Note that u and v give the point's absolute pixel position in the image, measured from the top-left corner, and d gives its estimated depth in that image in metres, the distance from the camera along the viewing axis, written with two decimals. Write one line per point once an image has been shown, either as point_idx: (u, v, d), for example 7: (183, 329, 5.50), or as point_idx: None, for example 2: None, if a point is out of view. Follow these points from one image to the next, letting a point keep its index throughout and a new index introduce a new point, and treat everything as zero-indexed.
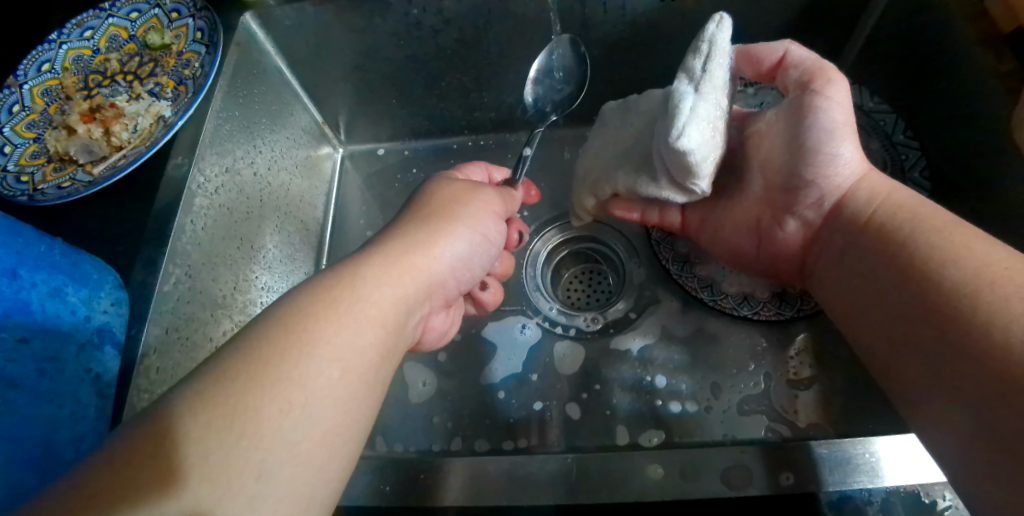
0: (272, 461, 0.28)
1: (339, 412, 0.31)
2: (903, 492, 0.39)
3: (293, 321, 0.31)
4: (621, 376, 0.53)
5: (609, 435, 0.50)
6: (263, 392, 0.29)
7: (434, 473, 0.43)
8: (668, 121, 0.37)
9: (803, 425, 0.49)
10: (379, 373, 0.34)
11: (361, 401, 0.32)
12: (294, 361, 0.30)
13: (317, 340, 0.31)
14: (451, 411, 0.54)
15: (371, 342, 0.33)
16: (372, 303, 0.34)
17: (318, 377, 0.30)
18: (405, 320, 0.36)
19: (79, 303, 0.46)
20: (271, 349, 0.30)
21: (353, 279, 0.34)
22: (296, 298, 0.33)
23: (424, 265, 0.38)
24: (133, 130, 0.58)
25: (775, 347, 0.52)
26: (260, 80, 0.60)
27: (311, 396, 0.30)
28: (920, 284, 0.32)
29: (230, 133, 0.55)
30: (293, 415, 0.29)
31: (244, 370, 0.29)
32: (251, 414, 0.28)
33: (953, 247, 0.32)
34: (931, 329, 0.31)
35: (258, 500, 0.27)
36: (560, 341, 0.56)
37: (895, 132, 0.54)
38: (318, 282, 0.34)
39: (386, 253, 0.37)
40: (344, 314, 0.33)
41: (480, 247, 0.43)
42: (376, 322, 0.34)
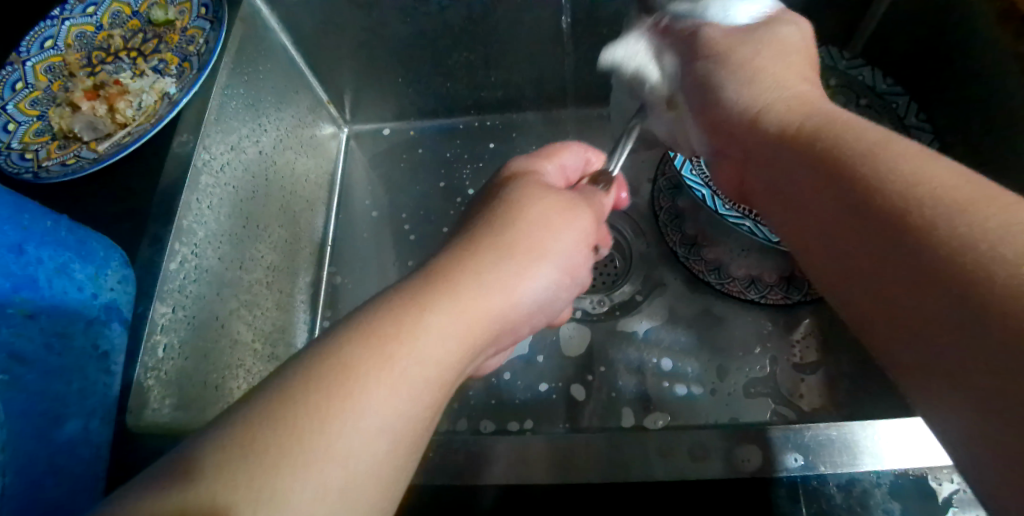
0: None
1: (379, 492, 0.26)
2: (912, 476, 0.39)
3: (341, 376, 0.26)
4: (628, 358, 0.53)
5: (615, 417, 0.50)
6: (301, 478, 0.23)
7: (438, 450, 0.43)
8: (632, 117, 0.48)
9: (808, 409, 0.49)
10: (426, 436, 0.28)
11: (405, 470, 0.27)
12: (340, 435, 0.25)
13: (367, 405, 0.26)
14: (458, 392, 0.54)
15: (423, 406, 0.28)
16: (432, 362, 0.28)
17: (365, 454, 0.25)
18: (464, 371, 0.31)
19: (85, 281, 0.46)
20: (314, 418, 0.25)
21: (415, 321, 0.29)
22: (346, 347, 0.27)
23: (495, 312, 0.32)
24: (138, 107, 0.57)
25: (781, 330, 0.52)
26: (265, 57, 0.59)
27: (353, 479, 0.25)
28: (867, 200, 0.26)
29: (235, 111, 0.55)
30: (322, 510, 0.23)
31: (279, 444, 0.24)
32: (283, 494, 0.23)
33: (906, 157, 0.26)
34: (886, 257, 0.24)
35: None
36: (567, 323, 0.56)
37: (908, 115, 0.52)
38: (371, 322, 0.28)
39: (455, 292, 0.30)
40: (398, 374, 0.27)
41: (567, 286, 0.37)
42: (435, 381, 0.28)
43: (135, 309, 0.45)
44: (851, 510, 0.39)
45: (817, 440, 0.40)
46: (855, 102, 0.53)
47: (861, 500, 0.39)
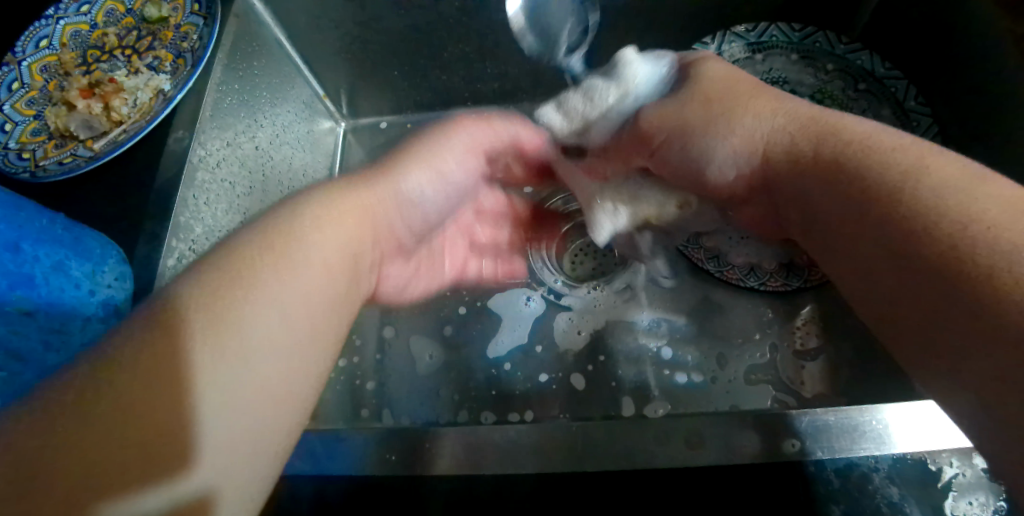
0: (209, 411, 0.28)
1: (285, 354, 0.31)
2: (910, 460, 0.38)
3: (235, 261, 0.32)
4: (628, 349, 0.53)
5: (615, 406, 0.51)
6: (201, 338, 0.29)
7: (437, 441, 0.43)
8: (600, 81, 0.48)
9: (810, 395, 0.49)
10: (322, 322, 0.34)
11: (311, 343, 0.33)
12: (238, 317, 0.30)
13: (262, 281, 0.32)
14: (458, 384, 0.54)
15: (318, 285, 0.34)
16: (317, 247, 0.34)
17: (262, 333, 0.30)
18: (352, 270, 0.37)
19: (83, 277, 0.46)
20: (213, 306, 0.30)
21: (300, 217, 0.35)
22: (244, 242, 0.33)
23: (367, 211, 0.39)
24: (133, 104, 0.57)
25: (782, 317, 0.52)
26: (259, 52, 0.59)
27: (255, 355, 0.30)
28: (896, 225, 0.29)
29: (230, 107, 0.55)
30: (231, 358, 0.29)
31: (187, 329, 0.29)
32: (184, 358, 0.28)
33: (944, 179, 0.29)
34: (915, 279, 0.28)
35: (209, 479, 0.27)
36: (562, 313, 0.56)
37: (907, 98, 0.51)
38: (262, 224, 0.35)
39: (327, 196, 0.37)
40: (288, 257, 0.33)
41: (440, 192, 0.45)
42: (321, 273, 0.34)
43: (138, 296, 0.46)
44: (849, 495, 0.38)
45: (813, 425, 0.40)
46: (852, 87, 0.53)
47: (859, 484, 0.38)
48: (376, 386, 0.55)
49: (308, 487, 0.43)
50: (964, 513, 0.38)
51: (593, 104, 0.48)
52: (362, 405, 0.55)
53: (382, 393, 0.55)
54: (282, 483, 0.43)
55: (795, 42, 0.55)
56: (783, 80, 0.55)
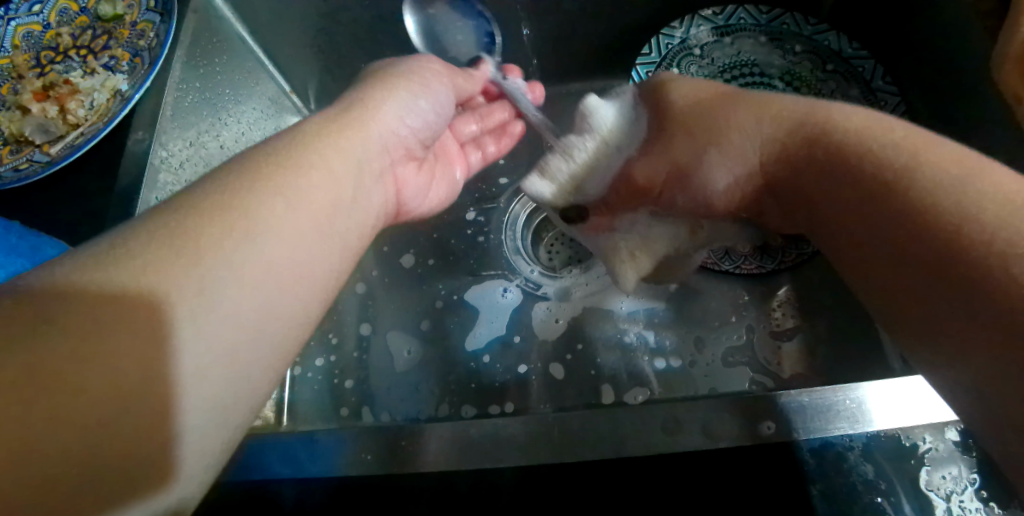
0: (215, 287, 0.27)
1: (291, 248, 0.30)
2: (884, 437, 0.39)
3: (251, 162, 0.32)
4: (606, 336, 0.53)
5: (596, 394, 0.51)
6: (209, 219, 0.28)
7: (414, 439, 0.43)
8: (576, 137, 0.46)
9: (787, 376, 0.49)
10: (330, 234, 0.33)
11: (319, 243, 0.32)
12: (243, 228, 0.28)
13: (276, 179, 0.31)
14: (438, 378, 0.54)
15: (328, 193, 0.33)
16: (328, 157, 0.34)
17: (265, 249, 0.29)
18: (358, 179, 0.36)
19: None
20: (216, 214, 0.28)
21: (313, 129, 0.35)
22: (263, 149, 0.33)
23: (371, 125, 0.38)
24: (90, 106, 0.55)
25: (758, 299, 0.52)
26: (221, 49, 0.58)
27: (257, 274, 0.28)
28: (895, 226, 0.29)
29: (192, 106, 0.54)
30: (240, 240, 0.28)
31: (182, 240, 0.27)
32: (193, 239, 0.27)
33: (937, 181, 0.28)
34: (915, 275, 0.28)
35: (193, 423, 0.26)
36: (540, 304, 0.55)
37: (874, 78, 0.51)
38: (280, 136, 0.35)
39: (330, 115, 0.37)
40: (302, 160, 0.33)
41: (427, 102, 0.44)
42: (326, 181, 0.33)
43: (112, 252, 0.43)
44: (825, 475, 0.38)
45: (790, 407, 0.40)
46: (821, 67, 0.53)
47: (835, 462, 0.38)
48: (355, 384, 0.55)
49: (289, 491, 0.42)
50: (938, 487, 0.39)
51: (575, 160, 0.45)
52: (342, 403, 0.54)
53: (362, 391, 0.54)
54: (261, 487, 0.42)
55: (762, 24, 0.55)
56: (754, 63, 0.56)
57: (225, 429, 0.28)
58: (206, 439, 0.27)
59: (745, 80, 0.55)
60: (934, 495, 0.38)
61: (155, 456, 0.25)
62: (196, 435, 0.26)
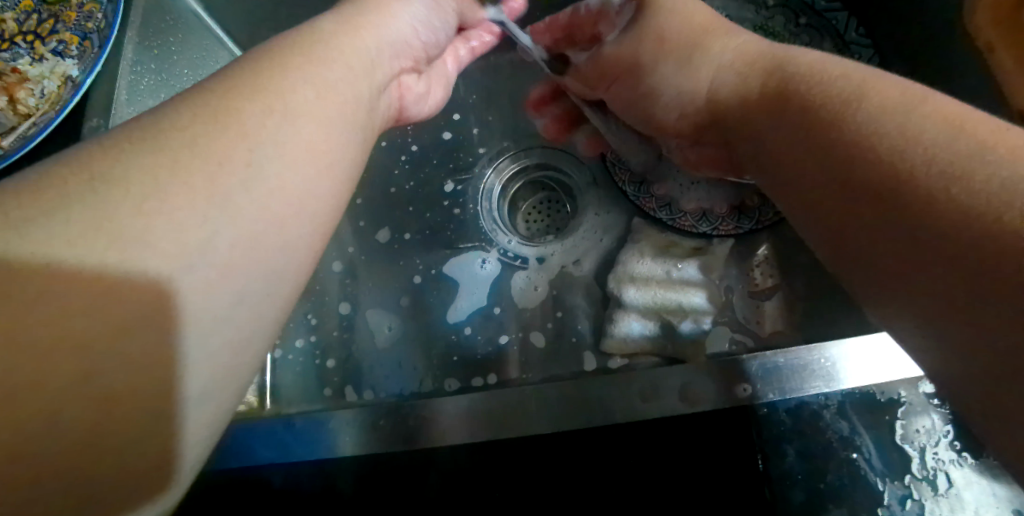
0: (262, 160, 0.26)
1: (322, 132, 0.28)
2: (859, 393, 0.39)
3: (273, 51, 0.29)
4: (583, 303, 0.53)
5: (578, 362, 0.51)
6: (252, 91, 0.27)
7: (396, 416, 0.43)
8: (663, 300, 0.50)
9: (768, 333, 0.49)
10: (353, 130, 0.31)
11: (347, 128, 0.30)
12: (281, 108, 0.27)
13: (295, 65, 0.29)
14: (422, 354, 0.53)
15: (346, 81, 0.31)
16: (341, 52, 0.32)
17: (300, 129, 0.27)
18: (371, 79, 0.34)
19: None
20: (254, 95, 0.27)
21: (323, 27, 0.33)
22: (271, 42, 0.31)
23: (386, 24, 0.37)
24: (41, 94, 0.52)
25: (737, 259, 0.51)
26: (173, 27, 0.56)
27: (297, 155, 0.27)
28: (863, 163, 0.26)
29: (148, 88, 0.53)
30: (277, 121, 0.27)
31: (228, 118, 0.25)
32: (237, 118, 0.26)
33: (882, 104, 0.27)
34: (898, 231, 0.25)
35: (212, 336, 0.24)
36: (519, 273, 0.55)
37: (847, 30, 0.50)
38: (301, 29, 0.32)
39: (347, 15, 0.35)
40: (319, 54, 0.31)
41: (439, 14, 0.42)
42: (344, 71, 0.31)
43: None
44: (800, 432, 0.39)
45: (765, 368, 0.40)
46: (793, 21, 0.52)
47: (810, 421, 0.39)
48: (337, 363, 0.54)
49: (276, 477, 0.42)
50: (914, 440, 0.39)
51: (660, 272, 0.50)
52: (326, 383, 0.54)
53: (345, 370, 0.54)
54: (246, 471, 0.43)
55: None
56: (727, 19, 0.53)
57: (236, 365, 0.25)
58: (219, 365, 0.24)
59: None
60: (909, 447, 0.39)
61: (163, 400, 0.22)
62: (203, 374, 0.24)
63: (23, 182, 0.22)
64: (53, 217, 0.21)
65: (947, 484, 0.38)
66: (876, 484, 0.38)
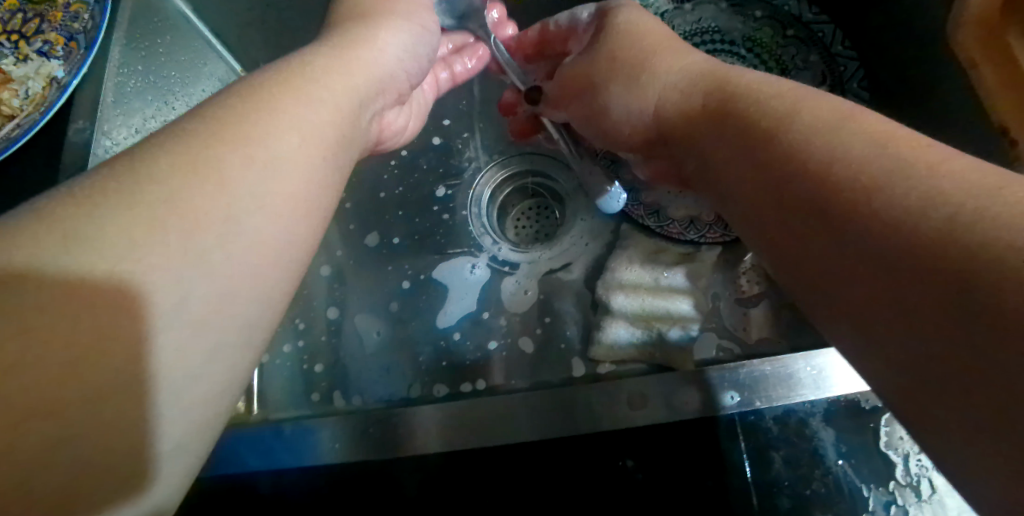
0: (241, 209, 0.26)
1: (304, 178, 0.28)
2: (845, 401, 0.40)
3: (256, 87, 0.29)
4: (571, 311, 0.53)
5: (566, 369, 0.51)
6: (235, 137, 0.27)
7: (384, 425, 0.43)
8: (648, 305, 0.50)
9: (754, 341, 0.50)
10: (332, 175, 0.31)
11: (328, 171, 0.30)
12: (262, 156, 0.27)
13: (280, 108, 0.29)
14: (410, 361, 0.53)
15: (331, 120, 0.31)
16: (326, 88, 0.32)
17: (279, 179, 0.27)
18: (355, 118, 0.34)
19: None
20: (236, 140, 0.27)
21: (303, 59, 0.32)
22: (254, 76, 0.30)
23: (373, 59, 0.37)
24: (25, 95, 0.51)
25: (724, 267, 0.52)
26: (163, 28, 0.56)
27: (277, 203, 0.27)
28: (806, 185, 0.27)
29: (137, 90, 0.53)
30: (261, 168, 0.27)
31: (206, 162, 0.25)
32: (215, 162, 0.25)
33: (813, 122, 0.28)
34: (894, 279, 0.23)
35: (185, 389, 0.24)
36: (508, 280, 0.55)
37: (834, 43, 0.51)
38: (285, 61, 0.32)
39: (334, 47, 0.35)
40: (302, 90, 0.30)
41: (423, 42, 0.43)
42: (329, 109, 0.31)
43: None
44: (789, 440, 0.39)
45: (752, 375, 0.40)
46: (781, 34, 0.53)
47: (797, 428, 0.39)
48: (325, 369, 0.54)
49: (263, 485, 0.42)
50: (897, 446, 0.39)
51: (647, 276, 0.50)
52: (313, 389, 0.54)
53: (332, 376, 0.54)
54: (236, 483, 0.42)
55: None
56: (716, 30, 0.54)
57: (209, 413, 0.25)
58: (191, 418, 0.24)
59: (708, 47, 0.54)
60: (893, 454, 0.39)
61: (134, 452, 0.22)
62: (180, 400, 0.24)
63: (12, 213, 0.22)
64: (42, 244, 0.21)
65: (930, 490, 0.38)
66: (862, 490, 0.38)
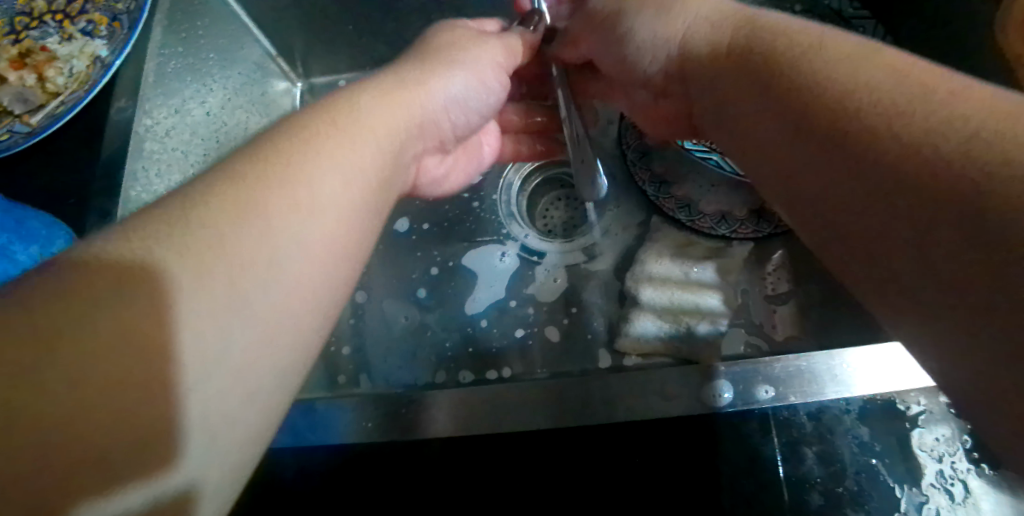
0: (284, 254, 0.25)
1: (345, 223, 0.29)
2: (879, 400, 0.39)
3: (301, 131, 0.29)
4: (597, 302, 0.53)
5: (592, 359, 0.51)
6: (281, 182, 0.27)
7: (414, 407, 0.43)
8: (677, 297, 0.50)
9: (781, 339, 0.49)
10: (370, 218, 0.31)
11: (367, 216, 0.30)
12: (308, 201, 0.27)
13: (323, 150, 0.29)
14: (436, 346, 0.54)
15: (371, 164, 0.31)
16: (368, 131, 0.32)
17: (323, 225, 0.27)
18: (395, 163, 0.34)
19: (29, 262, 0.42)
20: (281, 183, 0.27)
21: (349, 102, 0.33)
22: (300, 117, 0.31)
23: (418, 100, 0.37)
24: (69, 74, 0.52)
25: (752, 263, 0.52)
26: (204, 11, 0.54)
27: (318, 249, 0.27)
28: (826, 119, 0.27)
29: (176, 72, 0.53)
30: (305, 215, 0.27)
31: (253, 209, 0.25)
32: (261, 208, 0.25)
33: (837, 60, 0.28)
34: (906, 211, 0.23)
35: (219, 414, 0.23)
36: (535, 270, 0.55)
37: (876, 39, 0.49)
38: (327, 103, 0.32)
39: (378, 88, 0.35)
40: (345, 133, 0.31)
41: (478, 93, 0.43)
42: (370, 152, 0.31)
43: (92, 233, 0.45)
44: (822, 437, 0.39)
45: (787, 371, 0.40)
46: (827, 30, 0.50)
47: (830, 426, 0.39)
48: (351, 352, 0.55)
49: (288, 470, 0.42)
50: (931, 448, 0.39)
51: (673, 270, 0.50)
52: (339, 371, 0.54)
53: (358, 359, 0.55)
54: (263, 459, 0.43)
55: None
56: None
57: (245, 430, 0.24)
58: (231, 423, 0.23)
59: None
60: (927, 456, 0.38)
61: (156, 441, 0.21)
62: (209, 419, 0.23)
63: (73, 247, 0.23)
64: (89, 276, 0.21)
65: (964, 493, 0.38)
66: (894, 490, 0.38)
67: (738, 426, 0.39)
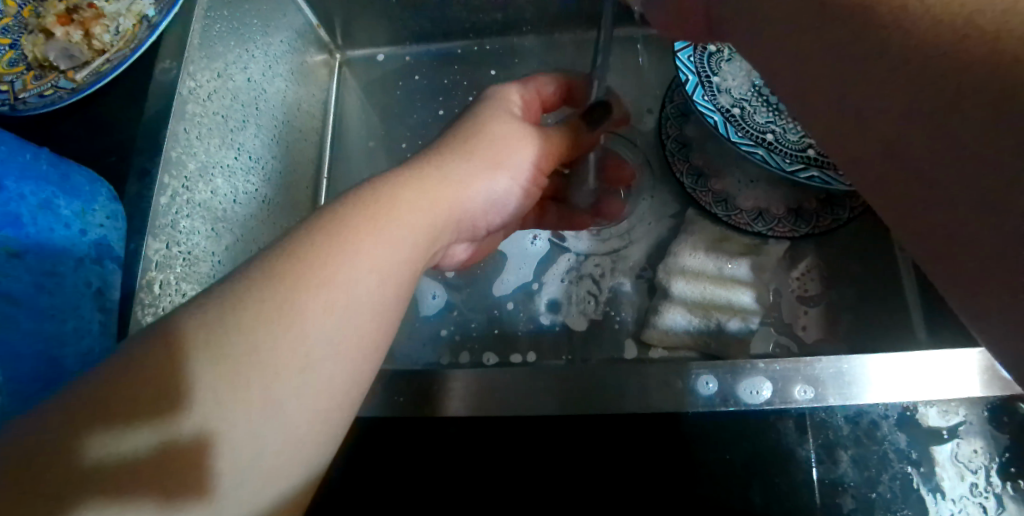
0: (317, 357, 0.27)
1: (375, 320, 0.30)
2: (917, 409, 0.39)
3: (341, 226, 0.31)
4: (626, 292, 0.53)
5: (618, 349, 0.51)
6: (318, 283, 0.28)
7: (439, 382, 0.44)
8: (712, 292, 0.49)
9: (811, 341, 0.49)
10: (398, 311, 0.32)
11: (394, 311, 0.32)
12: (342, 303, 0.28)
13: (361, 248, 0.30)
14: (461, 325, 0.54)
15: (405, 257, 0.32)
16: (406, 226, 0.33)
17: (353, 325, 0.29)
18: (425, 256, 0.35)
19: (72, 217, 0.43)
20: (317, 285, 0.28)
21: (392, 193, 0.33)
22: (340, 208, 0.32)
23: (457, 193, 0.37)
24: (115, 32, 0.52)
25: (786, 261, 0.51)
26: None
27: (348, 350, 0.28)
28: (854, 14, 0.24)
29: (220, 35, 0.52)
30: (337, 318, 0.28)
31: (291, 313, 0.27)
32: (299, 311, 0.27)
33: None
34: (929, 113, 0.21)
35: (241, 480, 0.25)
36: (565, 256, 0.55)
37: None
38: (368, 193, 0.33)
39: (419, 171, 0.36)
40: (383, 228, 0.32)
41: (516, 195, 0.42)
42: (405, 248, 0.32)
43: (134, 191, 0.45)
44: (857, 441, 0.38)
45: (827, 373, 0.40)
46: None
47: (866, 431, 0.38)
48: None
49: None
50: (968, 461, 0.38)
51: (708, 265, 0.50)
52: None
53: None
54: None
55: None
56: None
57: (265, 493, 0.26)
58: (255, 463, 0.25)
59: None
60: (962, 468, 0.38)
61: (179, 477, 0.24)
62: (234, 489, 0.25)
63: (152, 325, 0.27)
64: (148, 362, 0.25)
65: (998, 508, 0.37)
66: (927, 501, 0.37)
67: (766, 425, 0.39)
